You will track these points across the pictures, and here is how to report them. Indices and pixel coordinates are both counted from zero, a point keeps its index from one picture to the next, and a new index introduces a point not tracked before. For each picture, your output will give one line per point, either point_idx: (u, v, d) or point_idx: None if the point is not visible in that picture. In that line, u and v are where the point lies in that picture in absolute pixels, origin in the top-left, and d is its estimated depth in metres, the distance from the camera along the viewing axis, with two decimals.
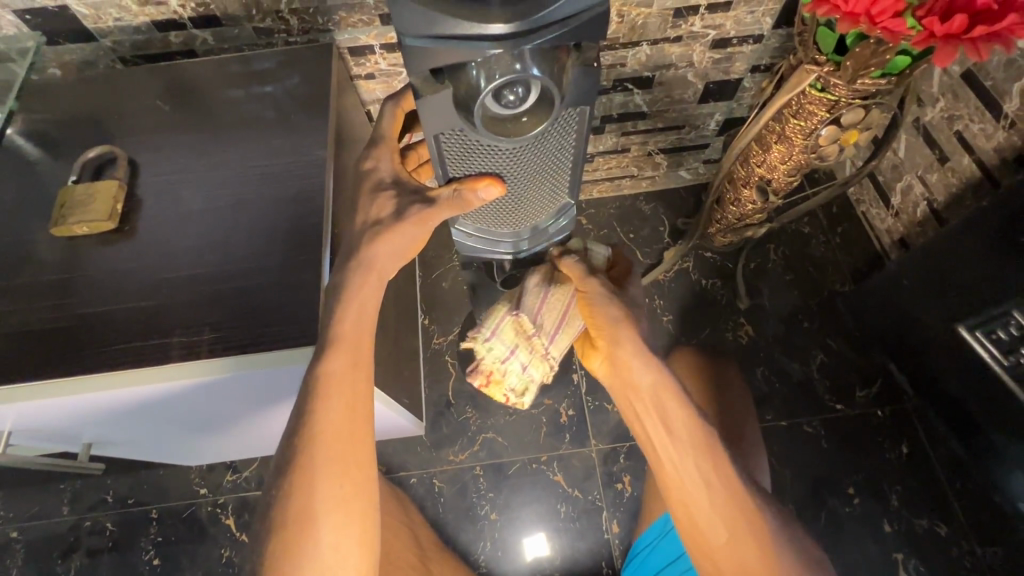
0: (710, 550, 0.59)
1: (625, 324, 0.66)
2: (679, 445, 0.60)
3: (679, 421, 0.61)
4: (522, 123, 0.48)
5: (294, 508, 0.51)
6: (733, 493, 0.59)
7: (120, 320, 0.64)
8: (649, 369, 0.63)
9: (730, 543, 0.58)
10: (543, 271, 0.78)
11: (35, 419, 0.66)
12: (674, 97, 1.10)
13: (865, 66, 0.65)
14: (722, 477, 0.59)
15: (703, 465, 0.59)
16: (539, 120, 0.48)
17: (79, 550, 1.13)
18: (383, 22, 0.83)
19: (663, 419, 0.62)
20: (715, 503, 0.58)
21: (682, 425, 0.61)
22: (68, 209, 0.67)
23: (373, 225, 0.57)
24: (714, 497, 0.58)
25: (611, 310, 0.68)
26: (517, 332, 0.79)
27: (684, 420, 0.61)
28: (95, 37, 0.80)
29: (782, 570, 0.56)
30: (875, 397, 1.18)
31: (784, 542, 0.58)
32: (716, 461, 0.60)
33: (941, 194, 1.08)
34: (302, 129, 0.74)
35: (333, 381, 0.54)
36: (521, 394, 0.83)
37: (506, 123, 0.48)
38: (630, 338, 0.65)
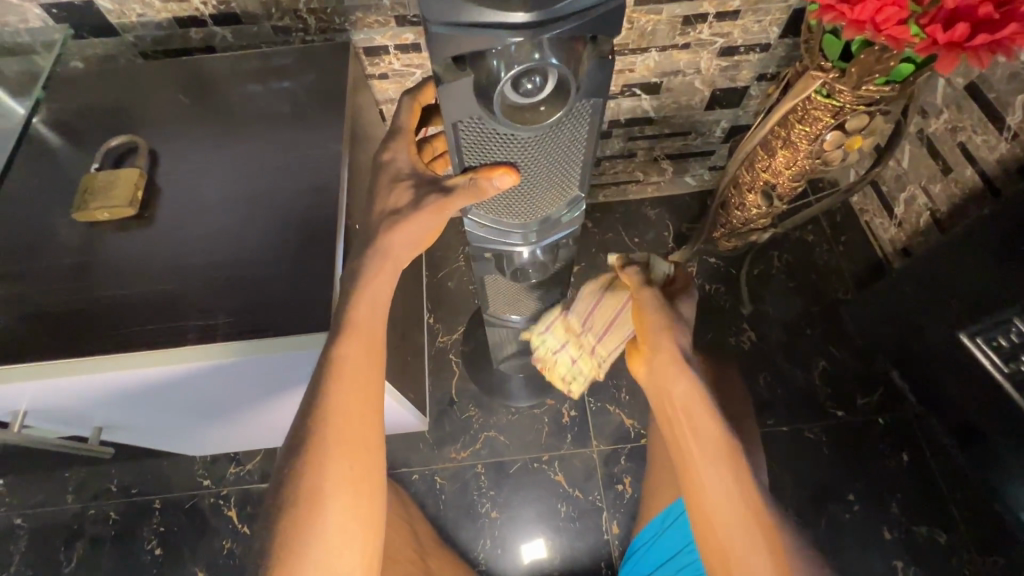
0: (726, 558, 0.59)
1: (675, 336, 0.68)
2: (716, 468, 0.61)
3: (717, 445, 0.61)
4: (538, 112, 0.50)
5: (303, 488, 0.52)
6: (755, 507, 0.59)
7: (138, 303, 0.66)
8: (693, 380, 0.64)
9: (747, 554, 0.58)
10: (601, 280, 0.90)
11: (51, 399, 0.68)
12: (682, 103, 1.12)
13: (870, 72, 0.66)
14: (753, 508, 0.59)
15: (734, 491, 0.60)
16: (555, 108, 0.50)
17: (82, 539, 1.14)
18: (398, 23, 0.86)
19: (698, 436, 0.62)
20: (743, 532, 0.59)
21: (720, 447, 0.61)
22: (90, 194, 0.69)
23: (391, 215, 0.58)
24: (737, 510, 0.59)
25: (659, 318, 0.69)
26: (568, 332, 0.93)
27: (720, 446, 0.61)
28: (117, 32, 0.83)
29: None
30: (876, 404, 1.19)
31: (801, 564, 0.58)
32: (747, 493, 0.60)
33: (943, 204, 1.09)
34: (318, 124, 0.76)
35: (345, 365, 0.56)
36: (572, 383, 0.99)
37: (522, 112, 0.50)
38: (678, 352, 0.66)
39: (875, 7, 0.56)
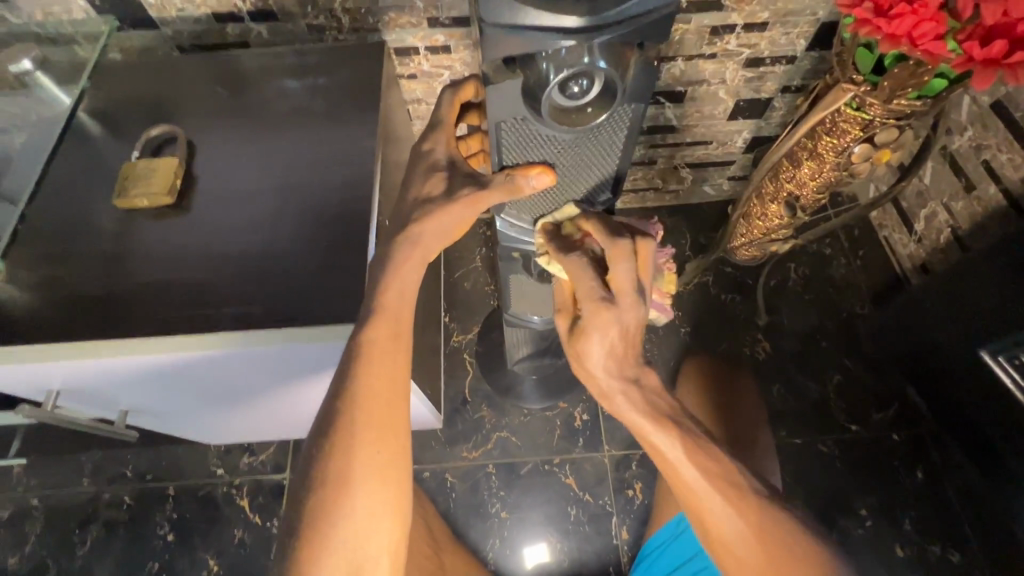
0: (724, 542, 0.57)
1: (594, 365, 0.60)
2: (675, 465, 0.57)
3: (669, 443, 0.57)
4: (585, 113, 0.52)
5: (332, 471, 0.53)
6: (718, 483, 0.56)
7: (173, 289, 0.67)
8: (621, 406, 0.59)
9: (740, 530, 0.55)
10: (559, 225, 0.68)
11: (83, 381, 0.69)
12: (705, 113, 1.12)
13: (903, 87, 0.66)
14: (726, 489, 0.56)
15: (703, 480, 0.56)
16: (602, 111, 0.52)
17: (96, 522, 1.16)
18: (431, 25, 0.87)
19: (651, 445, 0.58)
20: (734, 519, 0.56)
21: (666, 446, 0.57)
22: (131, 181, 0.71)
23: (424, 204, 0.59)
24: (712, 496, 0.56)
25: (576, 358, 0.61)
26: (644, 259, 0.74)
27: (673, 442, 0.57)
28: (157, 25, 0.85)
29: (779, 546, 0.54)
30: (891, 419, 1.18)
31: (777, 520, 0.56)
32: (720, 479, 0.57)
33: (965, 221, 1.09)
34: (350, 121, 0.77)
35: (374, 351, 0.56)
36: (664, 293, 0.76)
37: (570, 115, 0.52)
38: (604, 384, 0.59)
39: (913, 22, 0.56)
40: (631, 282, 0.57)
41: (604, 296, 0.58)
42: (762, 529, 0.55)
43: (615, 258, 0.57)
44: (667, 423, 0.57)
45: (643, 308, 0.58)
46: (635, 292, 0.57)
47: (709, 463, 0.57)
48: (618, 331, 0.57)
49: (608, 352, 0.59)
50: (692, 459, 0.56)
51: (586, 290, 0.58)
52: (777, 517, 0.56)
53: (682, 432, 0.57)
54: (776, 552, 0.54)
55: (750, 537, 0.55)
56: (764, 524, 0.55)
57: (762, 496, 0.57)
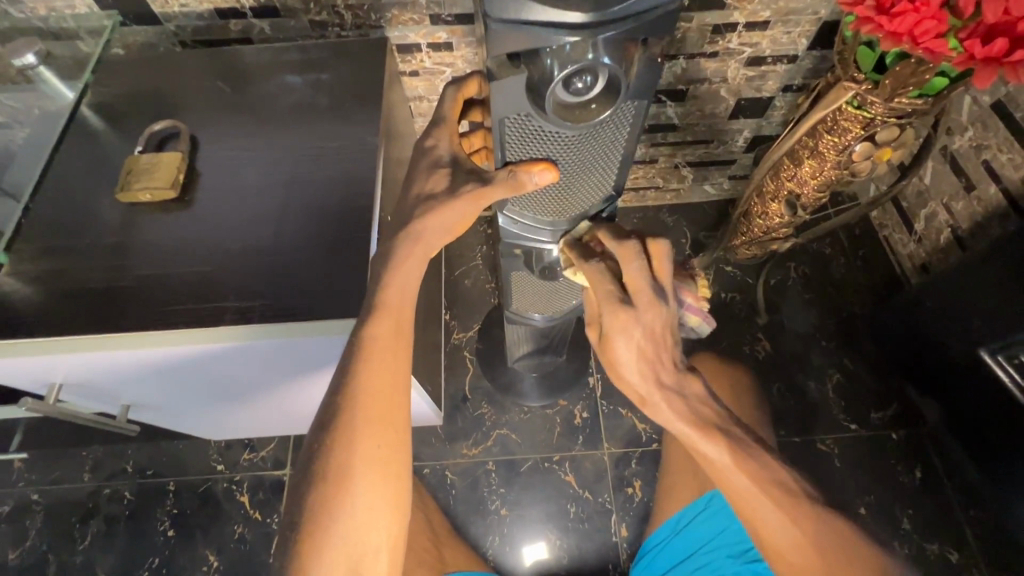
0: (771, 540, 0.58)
1: (629, 371, 0.59)
2: (723, 472, 0.56)
3: (717, 451, 0.56)
4: (589, 110, 0.53)
5: (332, 467, 0.53)
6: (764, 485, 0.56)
7: (175, 283, 0.67)
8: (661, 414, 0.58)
9: (784, 528, 0.56)
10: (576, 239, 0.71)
11: (86, 375, 0.69)
12: (706, 112, 1.13)
13: (904, 85, 0.67)
14: (776, 494, 0.56)
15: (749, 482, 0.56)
16: (606, 106, 0.53)
17: (96, 517, 1.16)
18: (433, 22, 0.88)
19: (697, 451, 0.57)
20: (783, 524, 0.56)
21: (712, 452, 0.56)
22: (134, 176, 0.71)
23: (427, 200, 0.59)
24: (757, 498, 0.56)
25: (610, 365, 0.60)
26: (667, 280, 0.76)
27: (720, 451, 0.56)
28: (160, 21, 0.85)
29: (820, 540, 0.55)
30: (890, 419, 1.19)
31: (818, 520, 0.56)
32: (769, 485, 0.56)
33: (965, 221, 1.09)
34: (352, 117, 0.77)
35: (375, 347, 0.56)
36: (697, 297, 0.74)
37: (574, 110, 0.53)
38: (643, 390, 0.59)
39: (914, 20, 0.56)
40: (647, 281, 0.58)
41: (622, 298, 0.59)
42: (810, 534, 0.56)
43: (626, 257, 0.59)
44: (713, 430, 0.56)
45: (661, 307, 0.58)
46: (650, 291, 0.58)
47: (755, 465, 0.56)
48: (640, 332, 0.58)
49: (636, 356, 0.58)
50: (741, 467, 0.56)
51: (604, 293, 0.60)
52: (825, 521, 0.56)
53: (730, 440, 0.56)
54: (824, 556, 0.55)
55: (798, 535, 0.56)
56: (813, 530, 0.56)
57: (812, 501, 0.57)
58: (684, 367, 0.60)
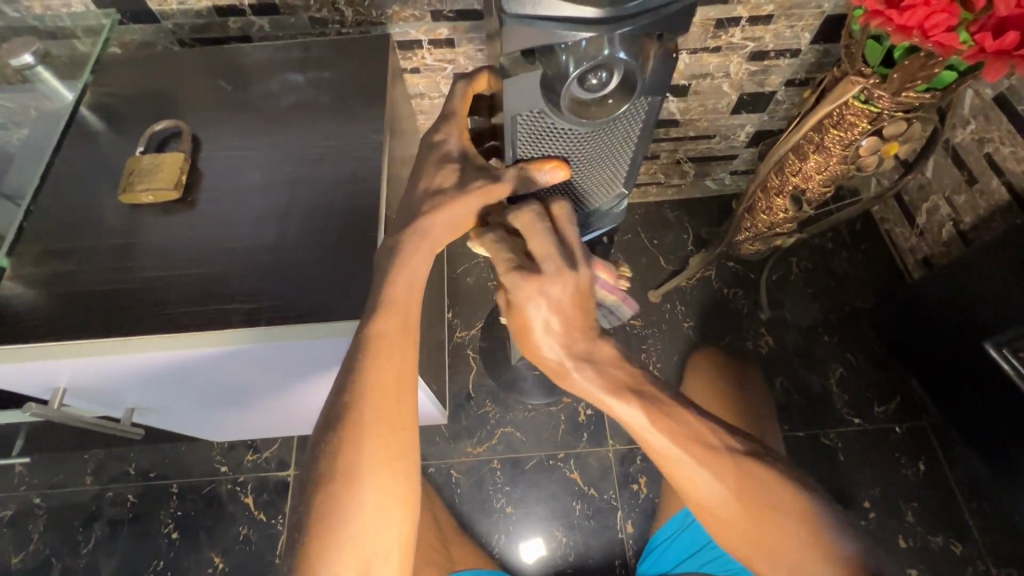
0: (704, 506, 0.55)
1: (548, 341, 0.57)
2: (641, 434, 0.55)
3: (632, 413, 0.54)
4: (606, 105, 0.53)
5: (341, 464, 0.53)
6: (684, 441, 0.54)
7: (182, 285, 0.67)
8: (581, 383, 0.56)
9: (714, 487, 0.54)
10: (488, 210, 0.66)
11: (89, 379, 0.69)
12: (708, 107, 1.12)
13: (913, 79, 0.66)
14: (698, 451, 0.54)
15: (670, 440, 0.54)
16: (623, 101, 0.53)
17: (100, 520, 1.15)
18: (434, 18, 0.87)
19: (614, 415, 0.56)
20: (710, 482, 0.54)
21: (627, 411, 0.55)
22: (137, 176, 0.70)
23: (435, 197, 0.59)
24: (683, 455, 0.54)
25: (525, 342, 0.59)
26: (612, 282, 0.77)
27: (634, 410, 0.54)
28: (158, 19, 0.84)
29: (748, 494, 0.53)
30: (893, 413, 1.19)
31: (748, 476, 0.54)
32: (688, 441, 0.54)
33: (968, 215, 1.09)
34: (355, 116, 0.77)
35: (384, 345, 0.55)
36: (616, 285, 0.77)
37: (589, 107, 0.53)
38: (559, 361, 0.57)
39: (925, 13, 0.56)
40: (551, 247, 0.54)
41: (526, 267, 0.55)
42: (735, 485, 0.53)
43: (529, 229, 0.55)
44: (625, 391, 0.55)
45: (570, 274, 0.54)
46: (557, 259, 0.54)
47: (673, 423, 0.54)
48: (546, 304, 0.55)
49: (546, 326, 0.56)
50: (656, 425, 0.54)
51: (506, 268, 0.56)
52: (756, 475, 0.54)
53: (643, 399, 0.55)
54: (755, 506, 0.53)
55: (728, 493, 0.53)
56: (740, 480, 0.53)
57: (735, 452, 0.55)
58: (596, 332, 0.57)
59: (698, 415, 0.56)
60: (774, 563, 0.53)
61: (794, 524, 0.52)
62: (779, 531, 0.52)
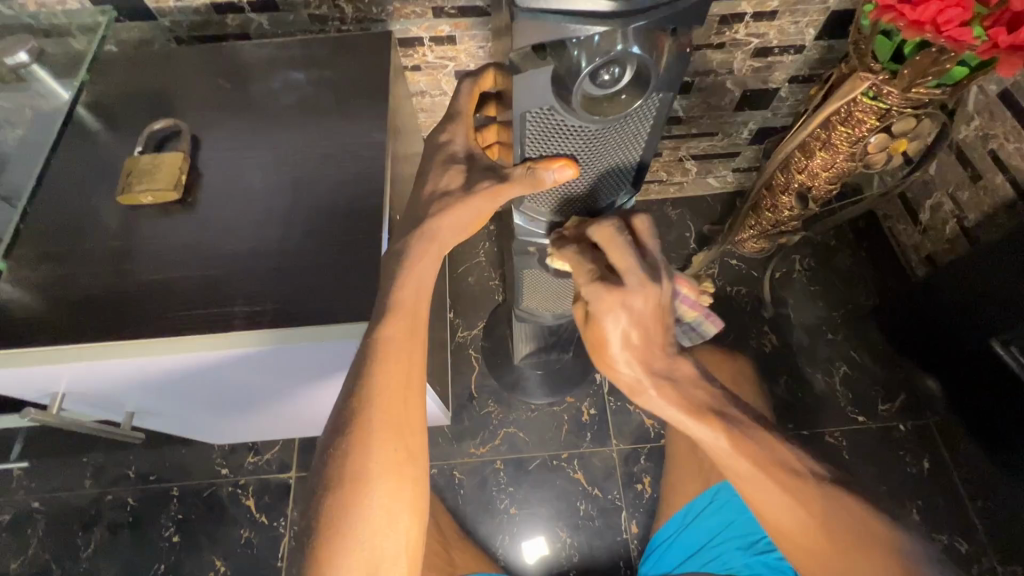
0: (784, 529, 0.54)
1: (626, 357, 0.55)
2: (722, 456, 0.53)
3: (712, 435, 0.52)
4: (619, 101, 0.52)
5: (348, 468, 0.52)
6: (767, 467, 0.52)
7: (182, 288, 0.65)
8: (659, 401, 0.54)
9: (796, 513, 0.52)
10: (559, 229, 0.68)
11: (89, 383, 0.67)
12: (711, 104, 1.11)
13: (923, 75, 0.65)
14: (780, 476, 0.52)
15: (752, 465, 0.52)
16: (636, 97, 0.52)
17: (99, 524, 1.14)
18: (435, 15, 0.85)
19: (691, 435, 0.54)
20: (790, 507, 0.52)
21: (708, 435, 0.53)
22: (135, 177, 0.69)
23: (442, 196, 0.58)
24: (764, 481, 0.53)
25: (602, 355, 0.58)
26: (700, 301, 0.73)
27: (716, 434, 0.52)
28: (154, 16, 0.82)
29: (831, 523, 0.52)
30: (897, 410, 1.18)
31: (833, 504, 0.52)
32: (773, 469, 0.52)
33: (972, 212, 1.09)
34: (356, 114, 0.76)
35: (391, 347, 0.54)
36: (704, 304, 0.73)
37: (601, 104, 0.52)
38: (635, 378, 0.55)
39: (938, 8, 0.55)
40: (635, 261, 0.54)
41: (608, 279, 0.55)
42: (819, 515, 0.52)
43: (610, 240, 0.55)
44: (706, 413, 0.53)
45: (654, 287, 0.54)
46: (641, 271, 0.54)
47: (757, 448, 0.53)
48: (627, 316, 0.54)
49: (624, 339, 0.55)
50: (738, 449, 0.52)
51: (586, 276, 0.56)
52: (841, 504, 0.52)
53: (726, 423, 0.53)
54: (840, 537, 0.51)
55: (810, 520, 0.52)
56: (824, 510, 0.52)
57: (819, 480, 0.53)
58: (674, 350, 0.55)
59: (780, 439, 0.54)
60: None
61: (874, 555, 0.51)
62: (861, 558, 0.51)
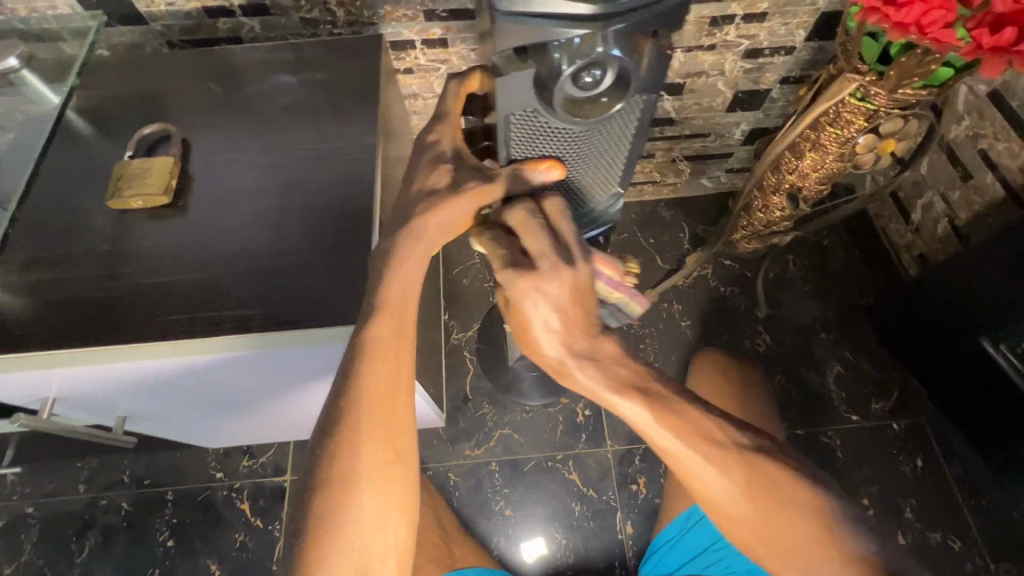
0: (717, 508, 0.53)
1: (550, 336, 0.55)
2: (646, 432, 0.53)
3: (635, 410, 0.52)
4: (599, 103, 0.52)
5: (337, 468, 0.52)
6: (691, 440, 0.52)
7: (174, 293, 0.65)
8: (582, 378, 0.54)
9: (726, 489, 0.52)
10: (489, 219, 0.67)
11: (80, 388, 0.67)
12: (703, 105, 1.12)
13: (909, 76, 0.66)
14: (706, 448, 0.52)
15: (674, 438, 0.52)
16: (616, 99, 0.52)
17: (94, 529, 1.14)
18: (427, 18, 0.86)
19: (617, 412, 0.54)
20: (719, 482, 0.52)
21: (630, 408, 0.52)
22: (125, 181, 0.69)
23: (429, 197, 0.58)
24: (691, 455, 0.52)
25: (525, 340, 0.57)
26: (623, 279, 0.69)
27: (638, 408, 0.52)
28: (146, 20, 0.83)
29: (759, 495, 0.51)
30: (891, 410, 1.19)
31: (761, 475, 0.51)
32: (695, 440, 0.52)
33: (963, 211, 1.09)
34: (348, 118, 0.76)
35: (379, 347, 0.54)
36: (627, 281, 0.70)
37: (584, 106, 0.52)
38: (558, 358, 0.55)
39: (922, 10, 0.55)
40: (546, 244, 0.53)
41: (521, 264, 0.54)
42: (743, 483, 0.51)
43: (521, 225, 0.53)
44: (628, 389, 0.53)
45: (567, 270, 0.53)
46: (553, 254, 0.53)
47: (680, 422, 0.52)
48: (546, 302, 0.53)
49: (545, 325, 0.54)
50: (661, 423, 0.52)
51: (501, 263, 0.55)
52: (770, 475, 0.52)
53: (647, 396, 0.53)
54: (764, 504, 0.51)
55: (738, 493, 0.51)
56: (751, 481, 0.51)
57: (746, 452, 0.52)
58: (597, 330, 0.55)
59: (702, 409, 0.54)
60: (786, 559, 0.52)
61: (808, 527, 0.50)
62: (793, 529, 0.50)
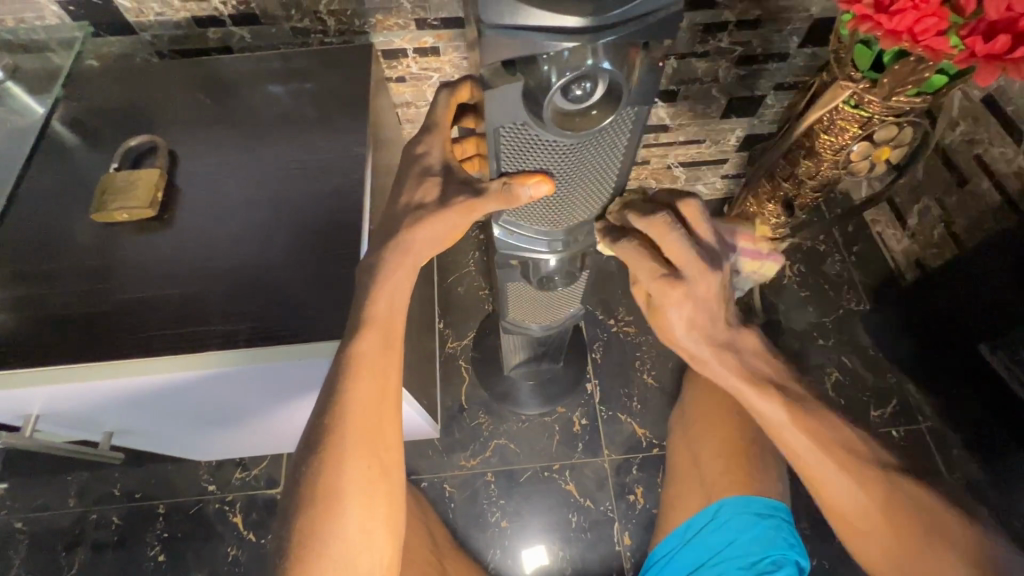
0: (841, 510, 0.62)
1: (693, 334, 0.61)
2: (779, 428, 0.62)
3: (773, 408, 0.61)
4: (589, 116, 0.51)
5: (319, 486, 0.51)
6: (827, 444, 0.61)
7: (158, 308, 0.64)
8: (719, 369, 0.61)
9: (854, 495, 0.60)
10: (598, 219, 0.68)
11: (65, 405, 0.66)
12: (698, 112, 1.11)
13: (903, 84, 0.65)
14: (839, 456, 0.60)
15: (802, 436, 0.61)
16: (607, 112, 0.51)
17: (83, 544, 1.12)
18: (418, 27, 0.85)
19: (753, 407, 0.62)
20: (847, 487, 0.60)
21: (774, 410, 0.61)
22: (110, 194, 0.68)
23: (416, 210, 0.57)
24: (826, 457, 0.60)
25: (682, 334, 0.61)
26: None
27: (776, 406, 0.61)
28: (135, 30, 0.82)
29: (886, 506, 0.59)
30: (890, 417, 1.15)
31: (884, 491, 0.59)
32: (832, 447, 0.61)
33: (959, 216, 1.09)
34: (337, 128, 0.75)
35: (364, 363, 0.54)
36: None
37: (573, 119, 0.51)
38: (701, 352, 0.62)
39: (915, 17, 0.55)
40: (688, 253, 0.57)
41: (668, 274, 0.59)
42: (872, 493, 0.60)
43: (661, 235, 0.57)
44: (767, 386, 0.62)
45: (713, 274, 0.58)
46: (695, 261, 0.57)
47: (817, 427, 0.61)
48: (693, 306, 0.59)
49: (687, 324, 0.60)
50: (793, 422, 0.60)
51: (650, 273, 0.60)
52: (901, 493, 0.59)
53: (783, 396, 0.61)
54: (891, 518, 0.59)
55: (862, 498, 0.60)
56: (877, 493, 0.59)
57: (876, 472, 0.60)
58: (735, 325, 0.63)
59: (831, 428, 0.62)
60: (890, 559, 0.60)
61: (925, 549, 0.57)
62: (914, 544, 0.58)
